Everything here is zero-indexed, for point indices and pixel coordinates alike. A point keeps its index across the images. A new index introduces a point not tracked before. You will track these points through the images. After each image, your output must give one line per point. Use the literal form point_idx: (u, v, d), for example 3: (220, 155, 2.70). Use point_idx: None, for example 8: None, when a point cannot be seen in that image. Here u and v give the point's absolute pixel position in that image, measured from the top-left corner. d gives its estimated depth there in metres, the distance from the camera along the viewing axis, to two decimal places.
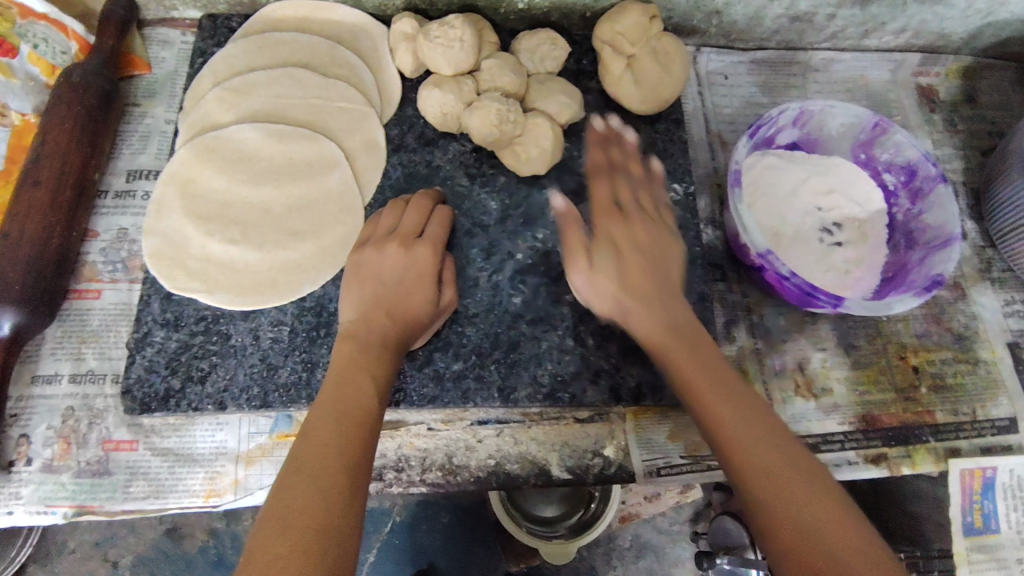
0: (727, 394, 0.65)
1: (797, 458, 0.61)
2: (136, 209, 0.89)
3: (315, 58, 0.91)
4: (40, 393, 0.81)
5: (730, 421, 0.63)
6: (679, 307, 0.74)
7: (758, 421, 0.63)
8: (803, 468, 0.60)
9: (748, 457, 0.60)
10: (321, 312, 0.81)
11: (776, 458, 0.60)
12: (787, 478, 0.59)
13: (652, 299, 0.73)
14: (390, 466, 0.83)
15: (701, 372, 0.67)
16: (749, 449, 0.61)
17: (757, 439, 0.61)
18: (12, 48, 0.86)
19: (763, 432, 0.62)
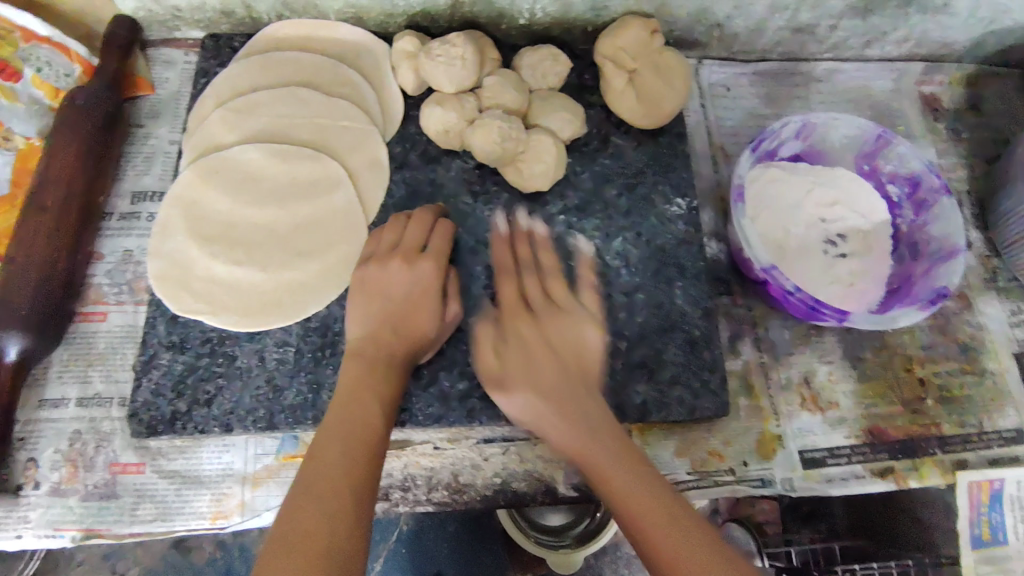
0: (624, 460, 0.69)
1: (670, 517, 0.64)
2: (141, 230, 0.89)
3: (317, 77, 0.92)
4: (48, 416, 0.81)
5: (635, 510, 0.65)
6: (588, 340, 0.79)
7: (646, 493, 0.66)
8: (674, 510, 0.65)
9: (641, 520, 0.64)
10: (326, 332, 0.81)
11: (700, 552, 0.61)
12: (665, 539, 0.62)
13: (574, 387, 0.75)
14: (396, 486, 0.84)
15: (609, 453, 0.70)
16: (642, 511, 0.65)
17: (642, 493, 0.66)
18: (15, 72, 0.87)
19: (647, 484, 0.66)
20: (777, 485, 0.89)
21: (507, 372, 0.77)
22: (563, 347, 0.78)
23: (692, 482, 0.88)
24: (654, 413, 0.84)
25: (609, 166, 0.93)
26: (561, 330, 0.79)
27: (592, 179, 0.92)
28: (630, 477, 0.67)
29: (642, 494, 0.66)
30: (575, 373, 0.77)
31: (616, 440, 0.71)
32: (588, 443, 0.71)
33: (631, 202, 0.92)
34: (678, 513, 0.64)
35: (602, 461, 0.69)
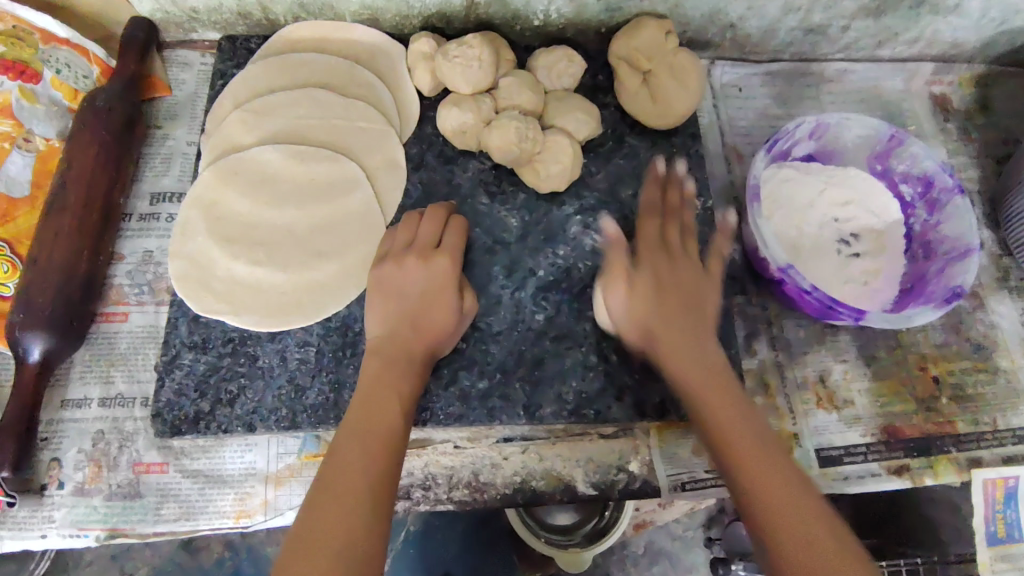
0: (737, 401, 0.68)
1: (812, 515, 0.60)
2: (160, 231, 0.90)
3: (334, 78, 0.92)
4: (71, 416, 0.82)
5: (773, 489, 0.62)
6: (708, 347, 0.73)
7: (770, 467, 0.63)
8: (786, 473, 0.63)
9: (751, 484, 0.63)
10: (346, 332, 0.81)
11: (794, 496, 0.61)
12: (780, 492, 0.61)
13: (724, 372, 0.72)
14: (417, 485, 0.84)
15: (722, 394, 0.69)
16: (746, 451, 0.65)
17: (795, 491, 0.62)
18: (35, 74, 0.87)
19: (739, 417, 0.67)
20: None
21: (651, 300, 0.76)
22: (689, 284, 0.77)
23: (710, 480, 0.88)
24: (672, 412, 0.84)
25: (624, 167, 0.93)
26: (621, 256, 0.80)
27: (608, 179, 0.93)
28: (750, 420, 0.67)
29: (779, 474, 0.63)
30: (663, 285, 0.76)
31: (760, 420, 0.68)
32: (710, 394, 0.69)
33: None
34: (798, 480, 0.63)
35: (715, 402, 0.68)
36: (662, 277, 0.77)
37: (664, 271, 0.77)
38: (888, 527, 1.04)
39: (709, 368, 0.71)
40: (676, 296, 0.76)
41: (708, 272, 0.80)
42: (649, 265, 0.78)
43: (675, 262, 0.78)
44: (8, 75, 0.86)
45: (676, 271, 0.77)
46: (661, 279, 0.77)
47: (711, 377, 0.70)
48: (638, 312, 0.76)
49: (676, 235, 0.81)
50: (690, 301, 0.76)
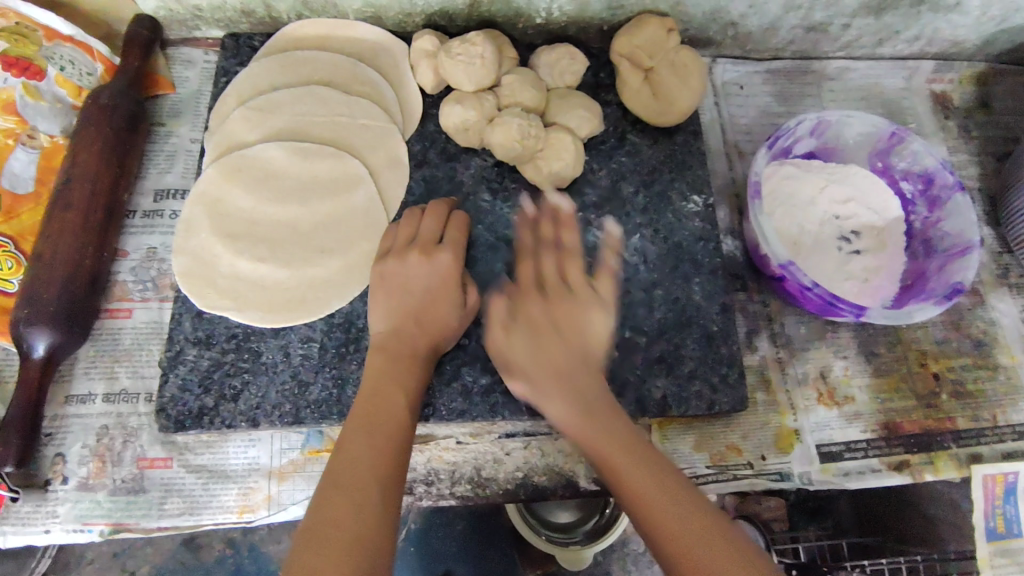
0: (609, 431, 0.68)
1: (674, 493, 0.62)
2: (164, 228, 0.90)
3: (337, 76, 0.92)
4: (75, 412, 0.82)
5: (642, 490, 0.63)
6: (600, 317, 0.78)
7: (666, 481, 0.64)
8: (677, 493, 0.62)
9: (622, 477, 0.65)
10: (350, 328, 0.82)
11: (663, 483, 0.63)
12: (660, 499, 0.62)
13: (591, 374, 0.73)
14: (420, 479, 0.84)
15: (594, 394, 0.72)
16: (614, 456, 0.66)
17: (665, 501, 0.62)
18: (39, 71, 0.87)
19: (616, 444, 0.67)
20: (795, 478, 0.90)
21: (556, 307, 0.77)
22: (568, 324, 0.76)
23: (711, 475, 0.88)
24: (673, 408, 0.85)
25: (626, 164, 0.94)
26: (571, 273, 0.80)
27: (610, 176, 0.93)
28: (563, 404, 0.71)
29: (639, 470, 0.64)
30: (539, 325, 0.76)
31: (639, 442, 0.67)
32: (576, 419, 0.70)
33: (649, 199, 0.92)
34: (679, 480, 0.64)
35: (606, 442, 0.67)
36: (539, 328, 0.76)
37: (559, 316, 0.76)
38: (889, 525, 1.05)
39: (582, 372, 0.73)
40: (552, 333, 0.75)
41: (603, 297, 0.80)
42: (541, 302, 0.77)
43: (576, 299, 0.78)
44: (12, 72, 0.86)
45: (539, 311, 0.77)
46: (538, 331, 0.76)
47: (580, 379, 0.72)
48: (524, 354, 0.75)
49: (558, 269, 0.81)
50: (581, 335, 0.75)
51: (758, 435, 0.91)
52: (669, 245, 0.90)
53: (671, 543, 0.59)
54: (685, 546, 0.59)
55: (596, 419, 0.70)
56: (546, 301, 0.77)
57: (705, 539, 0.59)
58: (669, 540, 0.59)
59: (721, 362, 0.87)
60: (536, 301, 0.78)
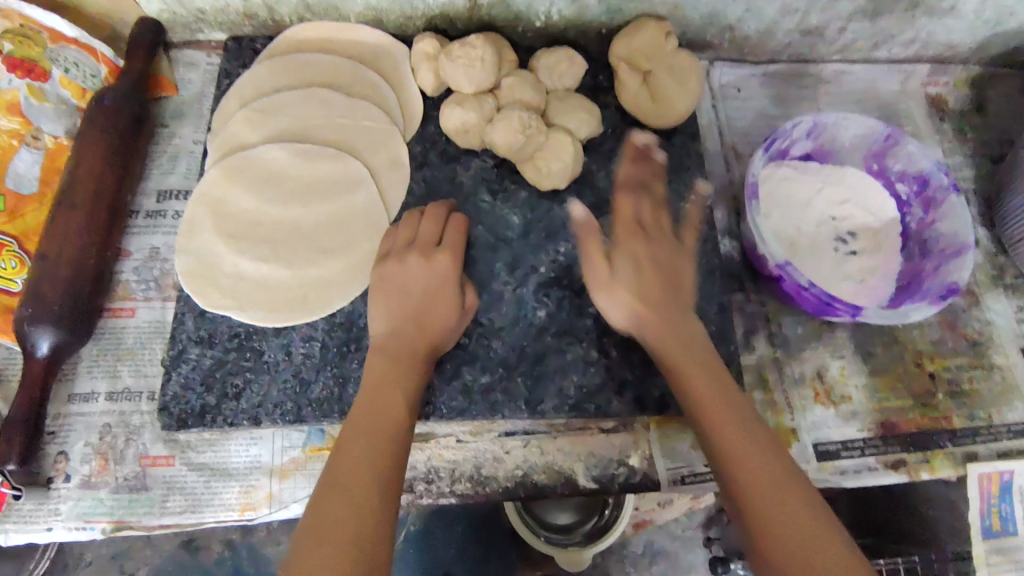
0: (737, 411, 0.69)
1: (790, 488, 0.64)
2: (167, 228, 0.91)
3: (339, 78, 0.93)
4: (78, 410, 0.83)
5: (762, 489, 0.64)
6: (691, 320, 0.79)
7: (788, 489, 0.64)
8: (809, 520, 0.62)
9: (738, 479, 0.65)
10: (351, 327, 0.83)
11: (756, 467, 0.65)
12: (772, 500, 0.63)
13: (714, 375, 0.73)
14: (420, 478, 0.85)
15: (711, 384, 0.72)
16: (742, 448, 0.66)
17: (786, 502, 0.63)
18: (44, 73, 0.88)
19: (741, 436, 0.67)
20: None
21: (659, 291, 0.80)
22: (663, 258, 0.82)
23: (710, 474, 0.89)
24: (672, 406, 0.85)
25: (624, 165, 0.95)
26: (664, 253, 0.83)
27: (609, 178, 0.94)
28: (736, 414, 0.69)
29: (770, 466, 0.65)
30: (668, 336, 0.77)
31: (763, 434, 0.68)
32: (717, 403, 0.70)
33: None
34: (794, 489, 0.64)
35: (724, 418, 0.68)
36: (643, 280, 0.80)
37: (656, 252, 0.82)
38: (888, 528, 1.06)
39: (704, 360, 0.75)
40: (655, 273, 0.81)
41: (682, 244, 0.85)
42: (644, 242, 0.82)
43: (662, 244, 0.83)
44: (17, 73, 0.87)
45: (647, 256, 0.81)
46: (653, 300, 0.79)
47: (716, 385, 0.72)
48: (625, 302, 0.80)
49: (650, 217, 0.85)
50: (670, 272, 0.81)
51: None
52: None
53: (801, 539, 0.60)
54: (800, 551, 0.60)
55: (699, 376, 0.73)
56: (643, 252, 0.81)
57: (811, 543, 0.60)
58: (773, 532, 0.61)
59: (719, 361, 0.87)
60: (645, 249, 0.82)
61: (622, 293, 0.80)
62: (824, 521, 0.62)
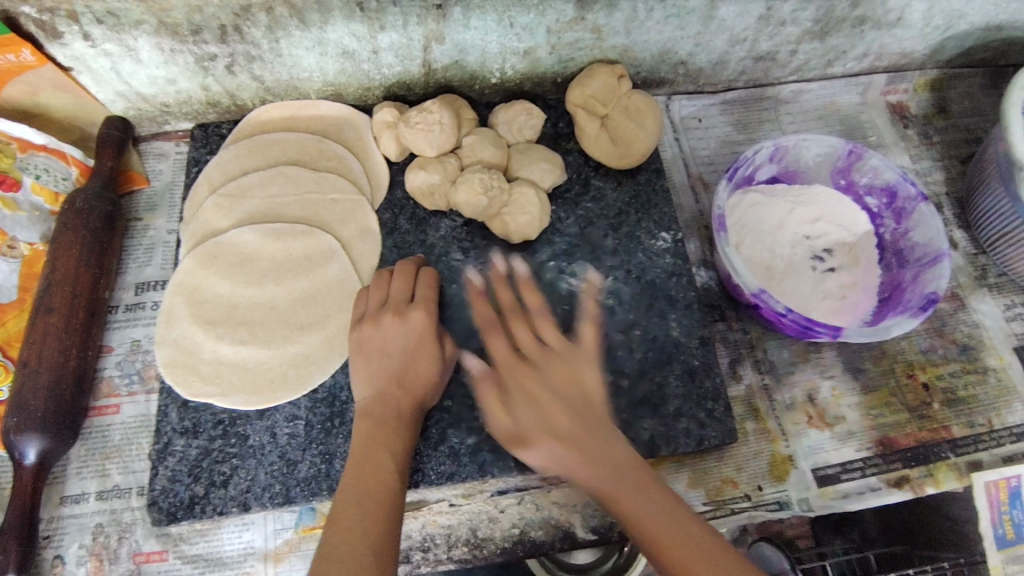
0: (608, 466, 0.69)
1: (665, 540, 0.64)
2: (147, 320, 0.93)
3: (304, 154, 0.95)
4: (70, 512, 0.84)
5: (676, 553, 0.63)
6: (591, 374, 0.77)
7: (701, 538, 0.65)
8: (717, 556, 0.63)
9: (664, 545, 0.64)
10: (334, 402, 0.83)
11: (658, 517, 0.66)
12: (678, 548, 0.64)
13: (590, 424, 0.72)
14: (416, 547, 0.84)
15: (603, 475, 0.69)
16: (638, 502, 0.67)
17: (663, 520, 0.66)
18: (15, 182, 0.90)
19: (630, 481, 0.68)
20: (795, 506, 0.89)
21: (526, 374, 0.75)
22: (567, 388, 0.74)
23: (709, 512, 0.87)
24: (662, 447, 0.84)
25: (592, 209, 0.95)
26: (562, 369, 0.76)
27: (578, 223, 0.94)
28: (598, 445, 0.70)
29: (647, 504, 0.67)
30: (540, 399, 0.73)
31: (654, 488, 0.68)
32: (619, 487, 0.68)
33: (618, 241, 0.94)
34: (694, 522, 0.66)
35: (641, 508, 0.67)
36: (548, 403, 0.73)
37: (551, 383, 0.74)
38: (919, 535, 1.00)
39: (559, 385, 0.74)
40: (563, 365, 0.76)
41: (581, 348, 0.79)
42: (536, 383, 0.74)
43: (559, 355, 0.77)
44: None
45: (547, 395, 0.73)
46: (536, 395, 0.74)
47: (591, 431, 0.71)
48: (557, 459, 0.71)
49: (553, 334, 0.79)
50: (561, 395, 0.73)
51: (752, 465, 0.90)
52: (642, 284, 0.91)
53: (677, 555, 0.63)
54: (701, 573, 0.62)
55: (587, 432, 0.71)
56: (526, 372, 0.76)
57: (705, 556, 0.63)
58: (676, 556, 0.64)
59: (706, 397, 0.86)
60: (531, 375, 0.75)
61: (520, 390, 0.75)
62: (718, 560, 0.63)
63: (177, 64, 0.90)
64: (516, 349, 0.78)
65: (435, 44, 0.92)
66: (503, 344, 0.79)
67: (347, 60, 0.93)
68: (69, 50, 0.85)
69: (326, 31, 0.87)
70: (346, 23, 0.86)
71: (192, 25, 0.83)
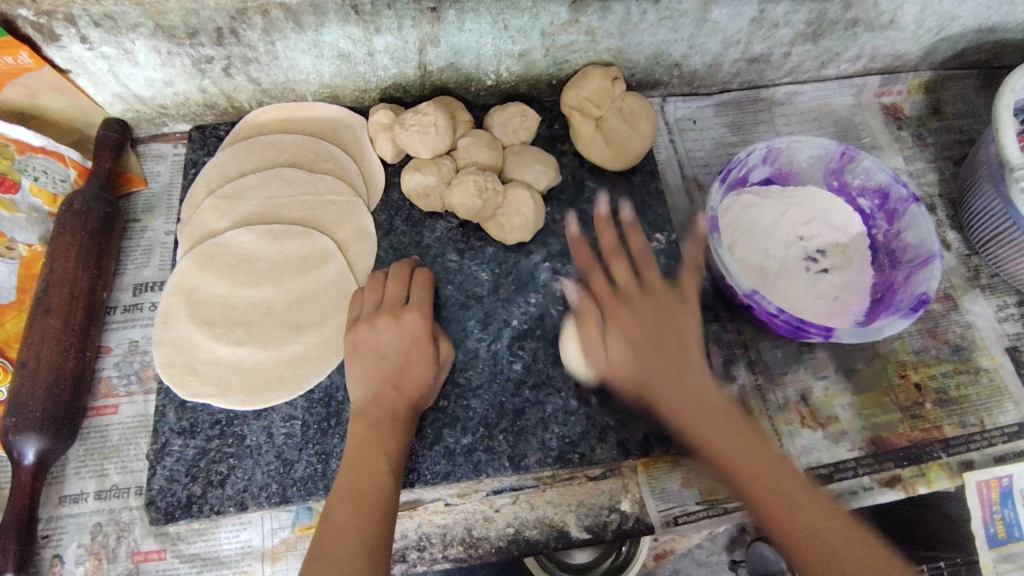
0: (727, 426, 0.69)
1: (762, 468, 0.66)
2: (144, 321, 0.93)
3: (301, 156, 0.96)
4: (69, 512, 0.84)
5: (783, 510, 0.64)
6: (691, 343, 0.76)
7: (783, 479, 0.66)
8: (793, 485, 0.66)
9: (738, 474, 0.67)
10: (330, 402, 0.84)
11: (772, 479, 0.66)
12: (790, 513, 0.64)
13: (689, 365, 0.74)
14: (412, 546, 0.85)
15: (717, 426, 0.69)
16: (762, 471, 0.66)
17: (762, 464, 0.67)
18: (14, 183, 0.91)
19: (750, 446, 0.68)
20: None
21: (650, 360, 0.74)
22: (644, 315, 0.77)
23: (702, 511, 0.89)
24: (656, 447, 0.85)
25: (587, 211, 0.96)
26: (656, 310, 0.77)
27: (572, 224, 0.95)
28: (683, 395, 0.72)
29: (748, 455, 0.67)
30: (638, 333, 0.76)
31: (741, 424, 0.70)
32: (710, 421, 0.70)
33: None
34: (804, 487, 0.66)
35: (755, 471, 0.66)
36: (632, 332, 0.76)
37: (643, 317, 0.77)
38: None
39: (666, 362, 0.74)
40: (630, 314, 0.77)
41: (658, 291, 0.79)
42: (628, 309, 0.78)
43: (650, 298, 0.79)
44: None
45: (640, 321, 0.76)
46: (629, 330, 0.76)
47: (681, 368, 0.73)
48: (625, 364, 0.75)
49: (621, 272, 0.81)
50: (649, 319, 0.77)
51: None
52: None
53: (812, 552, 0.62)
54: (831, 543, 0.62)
55: (656, 368, 0.73)
56: (630, 320, 0.77)
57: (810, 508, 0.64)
58: (804, 527, 0.63)
59: None
60: (632, 315, 0.77)
61: (608, 335, 0.78)
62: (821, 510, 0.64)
63: (173, 67, 0.91)
64: (610, 289, 0.80)
65: (430, 47, 0.93)
66: (603, 278, 0.82)
67: (343, 62, 0.93)
68: (67, 52, 0.86)
69: (322, 34, 0.88)
70: (342, 26, 0.87)
71: (188, 27, 0.84)
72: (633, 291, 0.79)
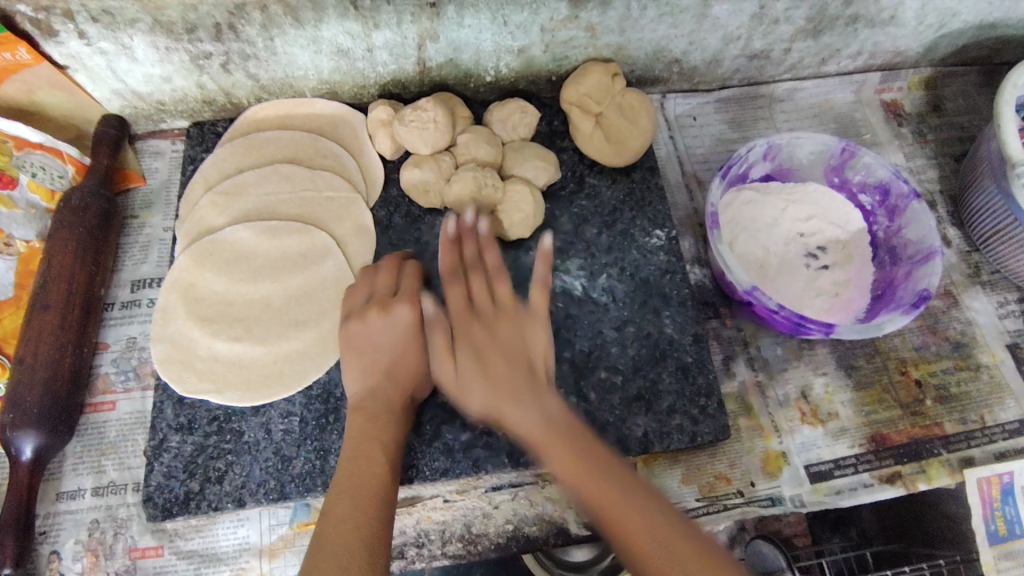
0: (571, 439, 0.70)
1: (657, 524, 0.64)
2: (142, 317, 0.93)
3: (300, 152, 0.95)
4: (66, 508, 0.84)
5: (648, 545, 0.62)
6: (549, 399, 0.73)
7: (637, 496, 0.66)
8: (682, 531, 0.63)
9: (609, 510, 0.65)
10: (328, 399, 0.83)
11: (642, 513, 0.64)
12: (652, 544, 0.62)
13: (532, 389, 0.73)
14: (411, 542, 0.85)
15: (610, 475, 0.67)
16: (626, 506, 0.65)
17: (623, 501, 0.65)
18: (11, 179, 0.91)
19: (576, 458, 0.68)
20: (787, 502, 0.89)
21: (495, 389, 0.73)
22: (504, 340, 0.76)
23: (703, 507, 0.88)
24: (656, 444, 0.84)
25: (586, 208, 0.96)
26: (510, 328, 0.78)
27: (572, 221, 0.95)
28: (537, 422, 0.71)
29: (643, 511, 0.64)
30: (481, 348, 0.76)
31: (616, 466, 0.68)
32: (557, 445, 0.69)
33: (612, 238, 0.94)
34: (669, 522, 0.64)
35: (612, 500, 0.65)
36: (483, 344, 0.76)
37: (497, 336, 0.77)
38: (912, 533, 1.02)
39: (514, 361, 0.75)
40: (495, 354, 0.75)
41: (529, 312, 0.79)
42: (473, 335, 0.77)
43: (504, 318, 0.78)
44: None
45: (496, 349, 0.75)
46: (479, 344, 0.76)
47: (518, 374, 0.74)
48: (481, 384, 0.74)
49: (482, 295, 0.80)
50: (503, 341, 0.76)
51: (745, 462, 0.91)
52: (636, 281, 0.91)
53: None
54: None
55: (558, 441, 0.69)
56: (484, 340, 0.76)
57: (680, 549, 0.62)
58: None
59: (699, 393, 0.87)
60: (489, 337, 0.76)
61: (461, 368, 0.76)
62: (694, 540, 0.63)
63: (171, 63, 0.90)
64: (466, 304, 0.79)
65: (429, 42, 0.93)
66: (462, 291, 0.80)
67: (342, 58, 0.93)
68: (65, 48, 0.85)
69: (321, 29, 0.88)
70: (340, 21, 0.87)
71: (186, 23, 0.84)
72: (504, 296, 0.80)
